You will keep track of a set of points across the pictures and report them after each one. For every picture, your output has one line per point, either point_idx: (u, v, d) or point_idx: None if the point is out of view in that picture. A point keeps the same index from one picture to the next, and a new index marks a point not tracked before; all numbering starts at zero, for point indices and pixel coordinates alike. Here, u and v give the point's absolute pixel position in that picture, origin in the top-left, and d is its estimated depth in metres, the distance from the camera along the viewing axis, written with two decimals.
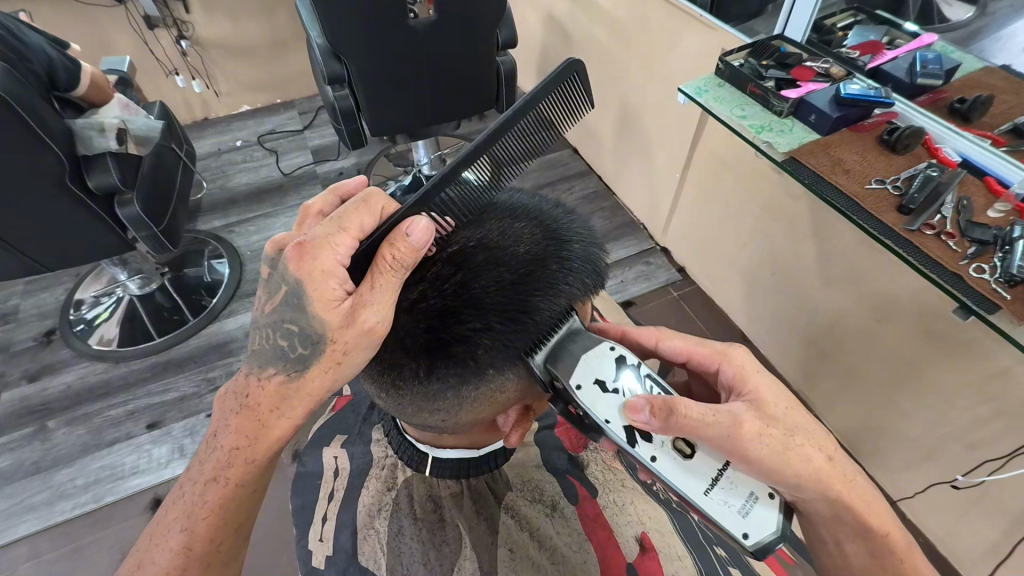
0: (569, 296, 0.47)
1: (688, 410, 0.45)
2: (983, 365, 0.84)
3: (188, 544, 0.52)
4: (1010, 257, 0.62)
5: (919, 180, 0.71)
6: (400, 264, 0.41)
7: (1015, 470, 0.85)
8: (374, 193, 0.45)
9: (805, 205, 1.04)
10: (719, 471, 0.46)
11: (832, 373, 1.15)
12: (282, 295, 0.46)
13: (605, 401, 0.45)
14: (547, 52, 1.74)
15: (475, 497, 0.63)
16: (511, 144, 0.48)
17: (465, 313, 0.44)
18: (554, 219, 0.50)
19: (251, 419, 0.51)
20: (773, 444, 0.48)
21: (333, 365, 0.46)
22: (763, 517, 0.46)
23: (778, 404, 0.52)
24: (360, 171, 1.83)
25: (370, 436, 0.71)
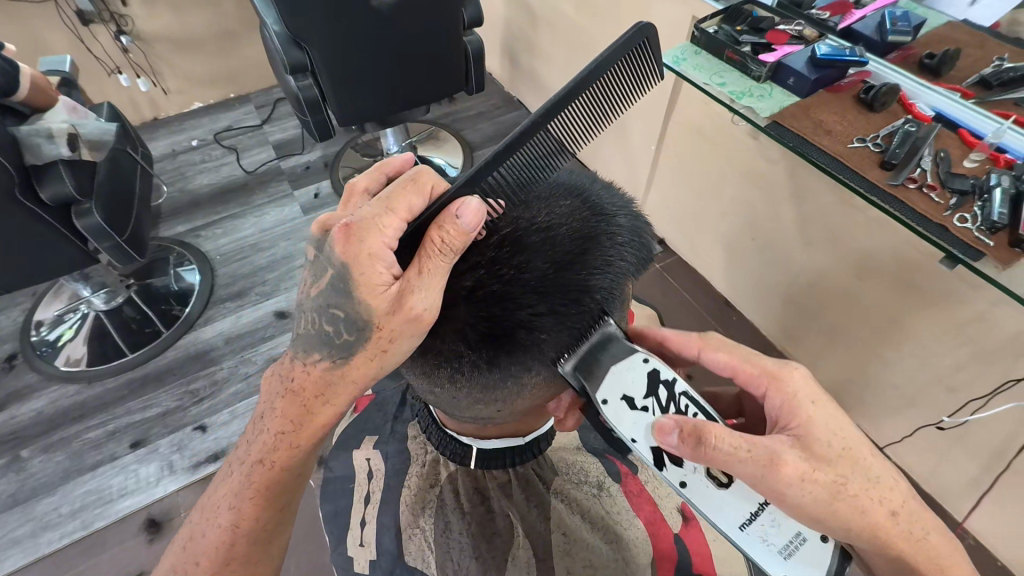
0: (621, 272, 0.47)
1: (718, 439, 0.44)
2: (963, 311, 0.88)
3: (235, 521, 0.54)
4: (990, 205, 0.64)
5: (899, 136, 0.73)
6: (448, 248, 0.40)
7: (998, 407, 0.89)
8: (424, 172, 0.45)
9: (785, 169, 1.06)
10: (759, 507, 0.46)
11: (815, 330, 1.19)
12: (328, 277, 0.45)
13: (631, 419, 0.46)
14: (513, 29, 1.71)
15: (524, 485, 0.64)
16: (566, 121, 0.46)
17: (525, 297, 0.43)
18: (601, 195, 0.49)
19: (296, 404, 0.51)
20: (819, 491, 0.45)
21: (379, 351, 0.45)
22: (812, 562, 0.45)
23: (831, 446, 0.47)
24: (327, 165, 1.76)
25: (405, 432, 0.70)
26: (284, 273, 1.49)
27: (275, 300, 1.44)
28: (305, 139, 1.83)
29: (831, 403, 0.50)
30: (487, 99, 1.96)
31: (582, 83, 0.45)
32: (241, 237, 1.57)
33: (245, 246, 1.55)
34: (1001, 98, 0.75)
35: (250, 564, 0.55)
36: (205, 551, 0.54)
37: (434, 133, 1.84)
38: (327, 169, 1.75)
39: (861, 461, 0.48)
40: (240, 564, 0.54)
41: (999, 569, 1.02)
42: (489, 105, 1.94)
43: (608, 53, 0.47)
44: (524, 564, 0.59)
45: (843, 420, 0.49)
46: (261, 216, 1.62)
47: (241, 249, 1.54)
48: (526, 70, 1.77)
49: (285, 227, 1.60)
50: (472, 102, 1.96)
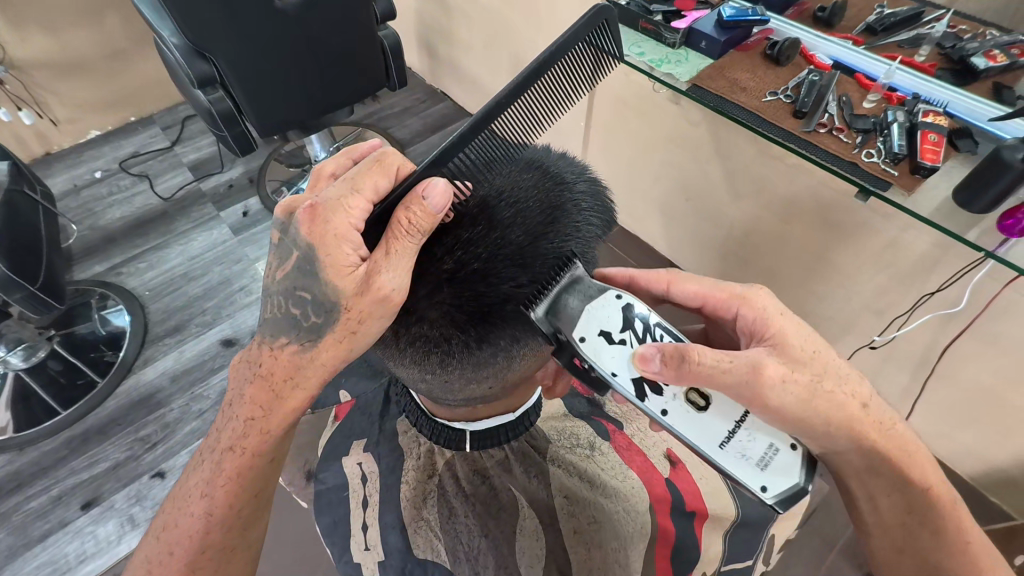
0: (590, 235, 0.48)
1: (701, 356, 0.43)
2: (876, 240, 0.96)
3: (210, 508, 0.52)
4: (890, 139, 0.71)
5: (805, 86, 0.78)
6: (416, 230, 0.40)
7: (921, 316, 0.97)
8: (390, 153, 0.44)
9: (706, 129, 1.11)
10: (734, 424, 0.45)
11: (753, 276, 1.27)
12: (294, 259, 0.46)
13: (611, 353, 0.44)
14: (427, 20, 1.68)
15: (521, 458, 0.65)
16: (532, 99, 0.47)
17: (506, 271, 0.44)
18: (560, 165, 0.50)
19: (266, 389, 0.50)
20: (799, 390, 0.46)
21: (349, 334, 0.45)
22: (785, 468, 0.45)
23: (804, 350, 0.49)
24: (252, 179, 1.68)
25: (395, 429, 0.69)
26: (224, 299, 1.42)
27: (217, 329, 1.37)
28: (223, 155, 1.73)
29: (796, 315, 0.52)
30: (410, 95, 1.93)
31: (545, 63, 0.46)
32: (169, 268, 1.47)
33: (175, 277, 1.46)
34: (886, 42, 0.82)
35: (226, 548, 0.54)
36: (180, 541, 0.53)
37: (361, 134, 1.79)
38: (252, 185, 1.67)
39: (831, 361, 0.50)
40: (216, 549, 0.53)
41: (934, 464, 1.14)
42: (413, 101, 1.91)
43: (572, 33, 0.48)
44: (533, 531, 0.60)
45: (808, 329, 0.52)
46: (188, 242, 1.52)
47: (171, 281, 1.45)
48: (446, 61, 1.75)
49: (216, 251, 1.51)
50: (396, 99, 1.92)
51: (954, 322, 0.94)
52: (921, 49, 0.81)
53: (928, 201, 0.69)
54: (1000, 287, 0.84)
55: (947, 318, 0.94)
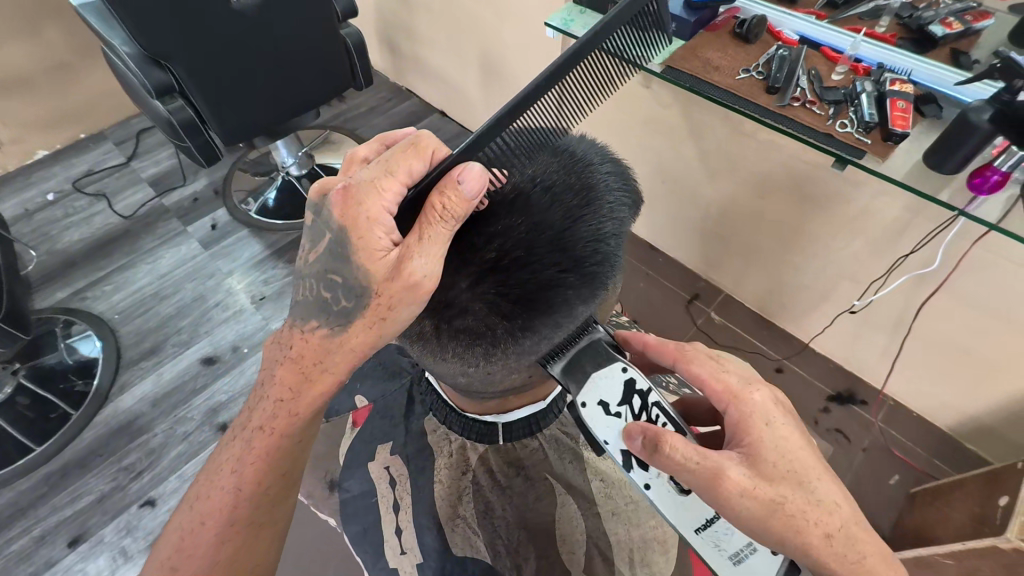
0: (624, 219, 0.48)
1: (672, 450, 0.42)
2: (850, 208, 0.99)
3: (241, 482, 0.52)
4: (861, 108, 0.73)
5: (776, 62, 0.80)
6: (450, 216, 0.40)
7: (897, 279, 1.01)
8: (425, 136, 0.44)
9: (678, 111, 1.13)
10: (710, 517, 0.45)
11: (732, 254, 1.30)
12: (327, 241, 0.46)
13: (606, 423, 0.46)
14: (386, 16, 1.65)
15: (554, 446, 0.65)
16: (570, 81, 0.46)
17: (549, 255, 0.43)
18: (592, 151, 0.49)
19: (296, 371, 0.50)
20: (757, 508, 0.43)
21: (378, 319, 0.45)
22: (759, 571, 0.45)
23: (778, 468, 0.45)
24: (218, 191, 1.62)
25: (422, 428, 0.69)
26: (200, 317, 1.37)
27: (196, 347, 1.32)
28: (184, 167, 1.66)
29: (787, 422, 0.47)
30: (375, 95, 1.89)
31: (584, 45, 0.45)
32: (138, 288, 1.41)
33: (146, 297, 1.40)
34: (847, 15, 0.84)
35: (256, 525, 0.54)
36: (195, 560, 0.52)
37: (328, 137, 1.75)
38: (218, 196, 1.61)
39: (807, 485, 0.45)
40: (246, 524, 0.53)
41: (915, 420, 1.20)
42: (379, 100, 1.87)
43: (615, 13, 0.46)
44: (571, 517, 0.61)
45: (795, 440, 0.46)
46: (156, 260, 1.46)
47: (142, 301, 1.39)
48: (409, 57, 1.72)
49: (187, 267, 1.45)
50: (361, 99, 1.88)
51: (928, 282, 0.97)
52: (881, 20, 0.83)
53: (903, 164, 0.72)
54: (969, 245, 0.88)
55: (921, 279, 0.98)
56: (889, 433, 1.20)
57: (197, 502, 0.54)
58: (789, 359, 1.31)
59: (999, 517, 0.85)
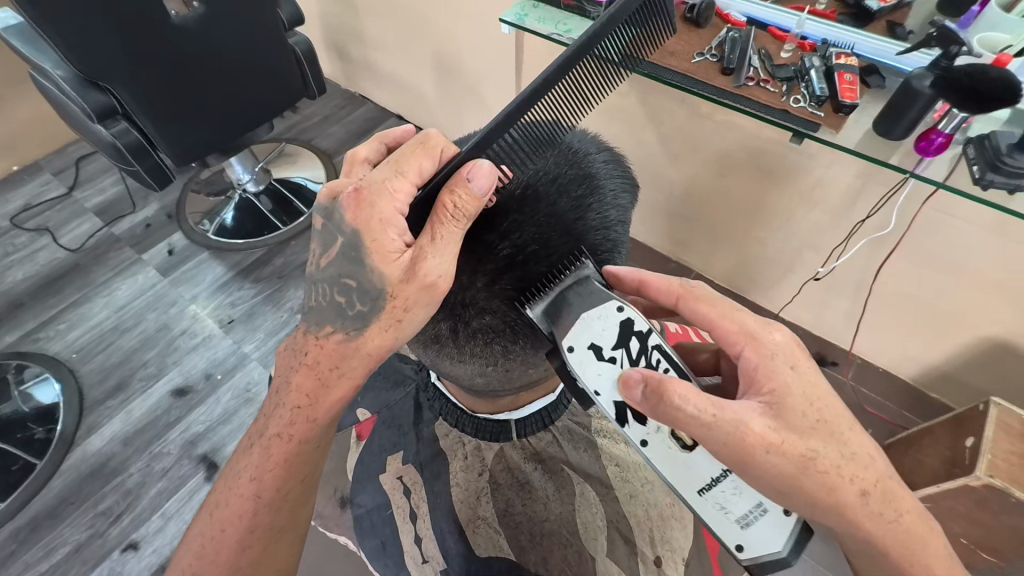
0: (622, 209, 0.51)
1: (678, 396, 0.40)
2: (807, 180, 1.03)
3: (258, 489, 0.52)
4: (812, 83, 0.76)
5: (728, 44, 0.82)
6: (463, 214, 0.41)
7: (856, 244, 1.06)
8: (433, 137, 0.46)
9: (636, 98, 1.15)
10: (717, 476, 0.43)
11: (700, 234, 1.34)
12: (339, 245, 0.45)
13: (597, 368, 0.44)
14: (331, 22, 1.61)
15: (568, 435, 0.67)
16: (573, 79, 0.48)
17: (562, 248, 0.45)
18: (588, 148, 0.52)
19: (312, 377, 0.49)
20: (786, 465, 0.42)
21: (394, 322, 0.45)
22: (767, 535, 0.42)
23: (806, 417, 0.43)
24: (171, 216, 1.55)
25: (434, 434, 0.69)
26: (166, 347, 1.31)
27: (165, 379, 1.26)
28: (132, 193, 1.58)
29: (811, 367, 0.45)
30: (328, 103, 1.85)
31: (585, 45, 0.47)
32: (95, 324, 1.34)
33: (105, 333, 1.33)
34: None
35: (274, 532, 0.54)
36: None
37: (283, 150, 1.70)
38: (173, 221, 1.54)
39: (840, 434, 0.44)
40: (265, 529, 0.53)
41: (884, 375, 1.26)
42: (332, 108, 1.83)
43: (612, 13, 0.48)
44: (591, 503, 0.63)
45: (822, 387, 0.45)
46: (111, 293, 1.39)
47: (100, 338, 1.32)
48: (359, 62, 1.69)
49: (145, 297, 1.39)
50: (313, 108, 1.84)
51: (885, 244, 1.03)
52: None
53: (854, 134, 0.75)
54: (919, 206, 0.93)
55: (878, 242, 1.03)
56: (859, 391, 1.26)
57: (218, 510, 0.53)
58: None
59: (968, 457, 0.90)
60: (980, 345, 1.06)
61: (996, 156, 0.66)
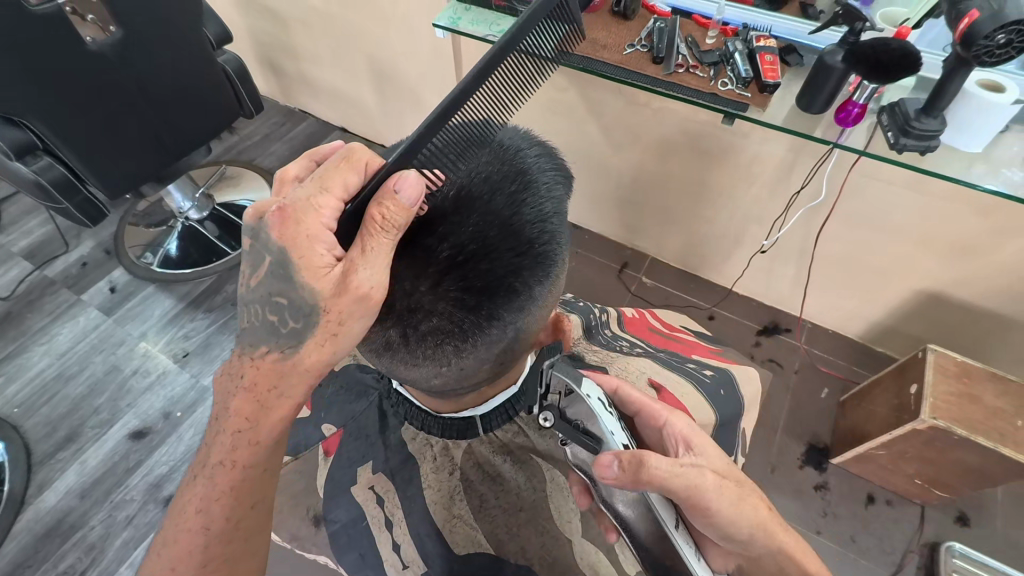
0: (559, 199, 0.51)
1: (655, 461, 0.46)
2: (743, 158, 1.08)
3: (206, 523, 0.51)
4: (737, 66, 0.80)
5: (655, 34, 0.84)
6: (392, 225, 0.42)
7: (795, 214, 1.12)
8: (357, 149, 0.45)
9: (575, 92, 1.17)
10: (673, 526, 0.49)
11: (650, 218, 1.38)
12: (268, 264, 0.45)
13: (602, 430, 0.48)
14: (263, 39, 1.58)
15: (533, 424, 0.67)
16: (494, 82, 0.48)
17: (501, 245, 0.45)
18: (520, 142, 0.52)
19: (252, 400, 0.50)
20: (728, 507, 0.50)
21: (330, 336, 0.46)
22: (703, 572, 0.49)
23: (730, 466, 0.53)
24: (110, 251, 1.47)
25: (400, 439, 0.68)
26: (118, 390, 1.24)
27: (120, 424, 1.20)
28: (64, 232, 1.50)
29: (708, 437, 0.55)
30: (266, 121, 1.80)
31: (500, 47, 0.47)
32: (36, 375, 1.26)
33: (49, 382, 1.25)
34: None
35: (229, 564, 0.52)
36: None
37: (224, 172, 1.65)
38: (112, 257, 1.46)
39: (743, 477, 0.54)
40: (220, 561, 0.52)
41: (834, 336, 1.34)
42: (271, 126, 1.78)
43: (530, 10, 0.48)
44: (562, 489, 0.64)
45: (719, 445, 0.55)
46: (51, 339, 1.31)
47: (43, 388, 1.24)
48: (295, 78, 1.66)
49: (90, 339, 1.31)
50: (252, 128, 1.78)
51: (819, 212, 1.09)
52: None
53: (780, 111, 0.79)
54: (846, 172, 0.99)
55: (813, 211, 1.09)
56: (813, 352, 1.33)
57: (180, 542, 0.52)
58: (717, 306, 1.41)
59: (913, 402, 0.96)
60: (915, 298, 1.13)
61: (906, 122, 0.71)
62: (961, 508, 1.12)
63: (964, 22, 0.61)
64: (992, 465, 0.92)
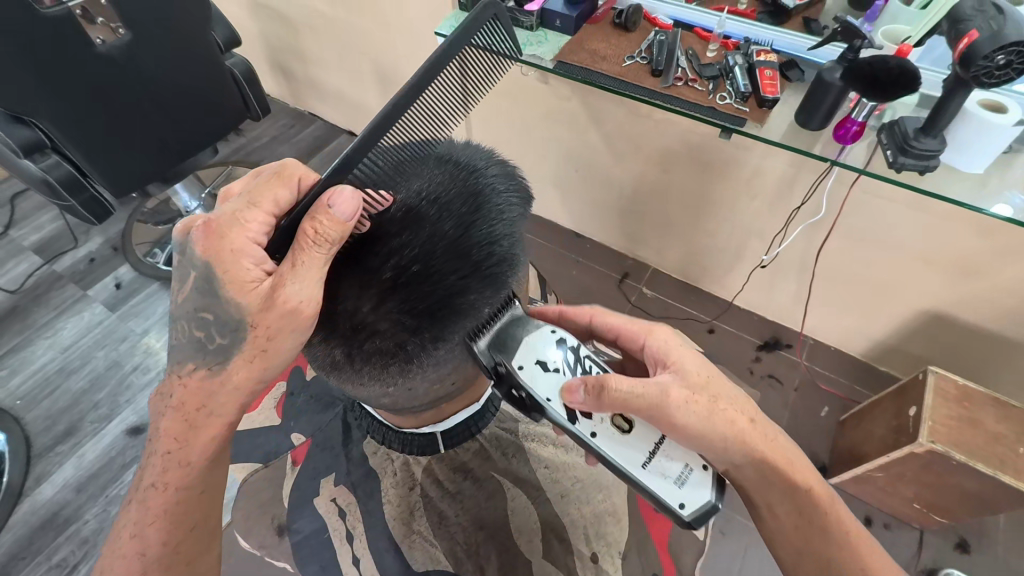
0: (514, 218, 0.49)
1: (617, 384, 0.48)
2: (744, 171, 1.07)
3: (141, 549, 0.52)
4: (736, 80, 0.79)
5: (656, 47, 0.84)
6: (326, 238, 0.43)
7: (795, 230, 1.11)
8: (289, 165, 0.48)
9: (577, 102, 1.17)
10: (654, 444, 0.50)
11: (651, 229, 1.37)
12: (192, 280, 0.48)
13: (546, 379, 0.49)
14: (274, 42, 1.60)
15: (495, 444, 0.67)
16: (427, 104, 0.51)
17: (447, 265, 0.44)
18: (473, 159, 0.50)
19: (181, 421, 0.52)
20: (699, 415, 0.50)
21: (257, 352, 0.49)
22: (698, 489, 0.49)
23: (702, 375, 0.54)
24: (116, 248, 1.50)
25: (362, 453, 0.68)
26: (118, 386, 1.26)
27: (118, 420, 1.21)
28: (73, 228, 1.52)
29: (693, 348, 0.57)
30: (274, 123, 1.82)
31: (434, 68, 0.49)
32: (40, 368, 1.28)
33: (51, 376, 1.27)
34: None
35: None
36: None
37: (231, 172, 1.67)
38: (118, 254, 1.49)
39: (725, 386, 0.55)
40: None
41: (835, 353, 1.32)
42: (280, 128, 1.80)
43: (454, 36, 0.50)
44: (524, 508, 0.65)
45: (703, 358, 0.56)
46: (56, 333, 1.33)
47: (46, 382, 1.26)
48: (304, 81, 1.67)
49: (93, 335, 1.33)
50: (261, 129, 1.81)
51: (820, 229, 1.08)
52: None
53: (779, 127, 0.78)
54: (847, 189, 0.98)
55: (814, 227, 1.08)
56: (812, 369, 1.31)
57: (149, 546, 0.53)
58: (718, 319, 1.40)
59: (911, 425, 0.94)
60: (918, 318, 1.12)
61: (905, 140, 0.70)
62: (960, 534, 1.10)
63: (964, 42, 0.60)
64: (992, 491, 0.90)
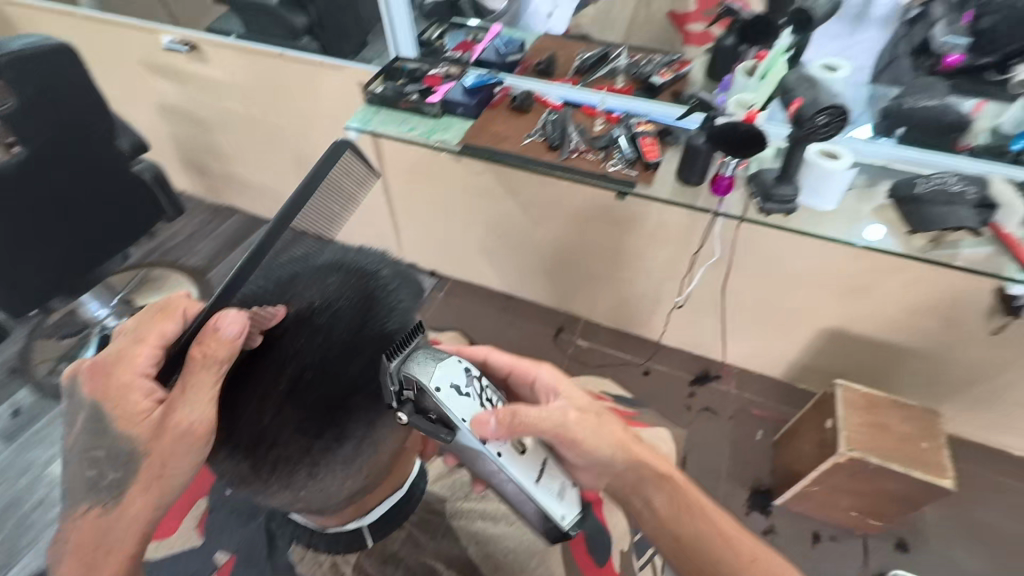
0: (407, 310, 0.54)
1: (526, 411, 0.54)
2: (648, 223, 1.18)
3: None
4: (622, 148, 0.90)
5: (550, 125, 0.93)
6: (211, 360, 0.46)
7: (699, 272, 1.22)
8: (173, 300, 0.53)
9: (490, 175, 1.26)
10: (543, 465, 0.57)
11: (576, 284, 1.45)
12: (85, 419, 0.54)
13: (459, 401, 0.50)
14: (187, 141, 1.60)
15: (422, 527, 0.76)
16: (300, 227, 0.56)
17: (341, 367, 0.49)
18: (359, 262, 0.54)
19: (80, 563, 0.53)
20: (597, 443, 0.60)
21: (152, 482, 0.53)
22: (571, 501, 0.58)
23: (591, 404, 0.63)
24: (15, 370, 1.37)
25: (287, 561, 0.75)
26: (19, 527, 1.12)
27: (19, 567, 1.07)
28: None
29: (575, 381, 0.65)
30: (191, 219, 1.78)
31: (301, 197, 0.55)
32: None
33: None
34: (596, 78, 1.03)
35: None
36: None
37: (146, 274, 1.60)
38: (17, 375, 1.36)
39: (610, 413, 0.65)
40: None
41: (759, 378, 1.41)
42: (198, 223, 1.76)
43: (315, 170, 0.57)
44: None
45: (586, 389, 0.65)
46: None
47: None
48: (221, 175, 1.67)
49: None
50: (177, 226, 1.76)
51: (721, 267, 1.19)
52: (618, 78, 1.02)
53: (666, 186, 0.88)
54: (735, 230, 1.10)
55: (716, 266, 1.19)
56: (743, 396, 1.39)
57: None
58: (651, 360, 1.46)
59: (831, 437, 1.02)
60: (820, 335, 1.23)
61: (767, 188, 0.82)
62: (898, 535, 1.16)
63: None
64: (909, 488, 0.98)
